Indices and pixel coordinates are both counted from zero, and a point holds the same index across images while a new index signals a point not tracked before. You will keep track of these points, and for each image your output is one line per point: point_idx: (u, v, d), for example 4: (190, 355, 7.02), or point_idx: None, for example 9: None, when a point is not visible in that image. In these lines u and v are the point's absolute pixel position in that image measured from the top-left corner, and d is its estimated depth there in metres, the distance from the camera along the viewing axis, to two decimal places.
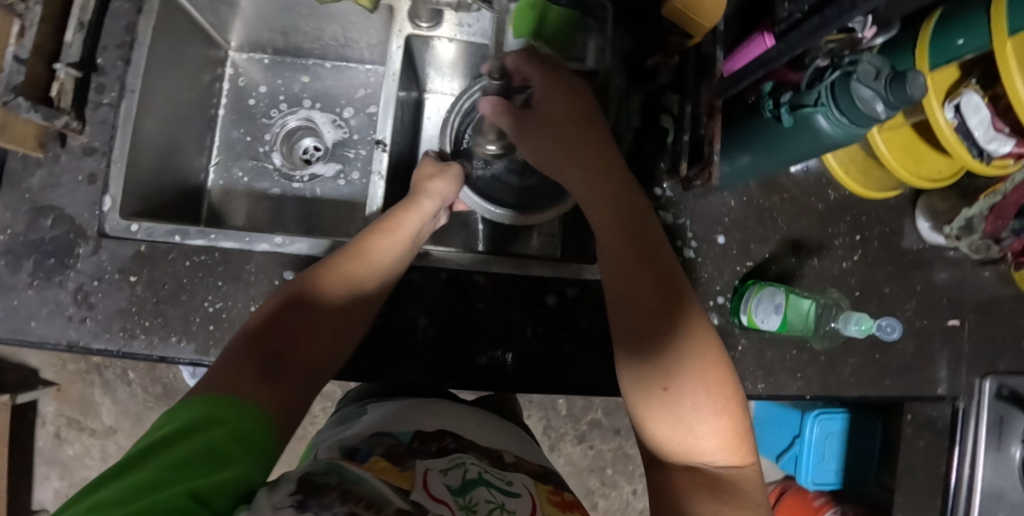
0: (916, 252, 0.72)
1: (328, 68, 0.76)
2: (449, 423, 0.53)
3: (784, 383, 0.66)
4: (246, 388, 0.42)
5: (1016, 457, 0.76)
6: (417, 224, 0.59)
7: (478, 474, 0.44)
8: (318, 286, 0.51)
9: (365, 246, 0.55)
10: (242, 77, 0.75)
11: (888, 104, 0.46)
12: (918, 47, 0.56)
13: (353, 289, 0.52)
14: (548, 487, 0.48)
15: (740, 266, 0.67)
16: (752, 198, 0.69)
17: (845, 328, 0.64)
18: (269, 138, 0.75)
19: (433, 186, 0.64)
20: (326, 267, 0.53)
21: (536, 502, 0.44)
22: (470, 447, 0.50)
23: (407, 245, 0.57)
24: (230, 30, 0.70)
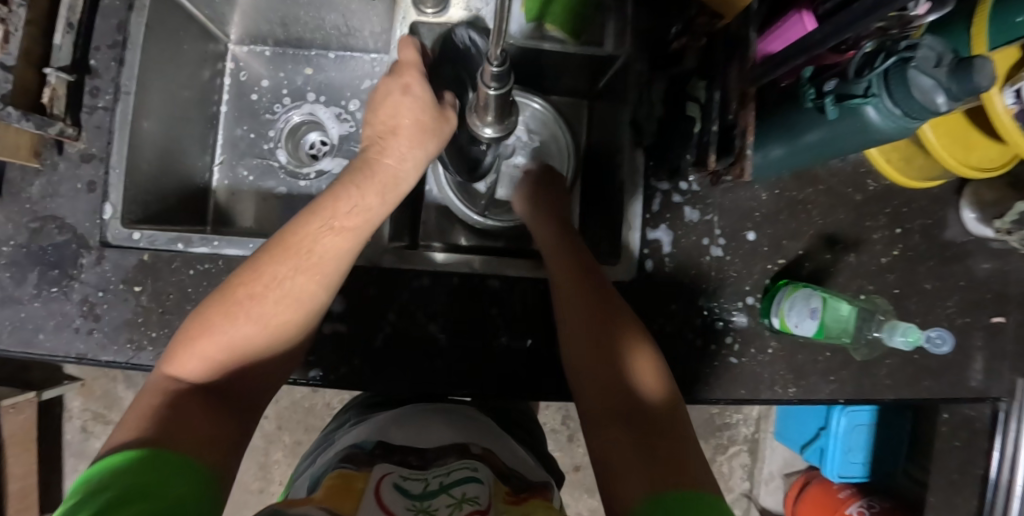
0: (960, 244, 0.67)
1: (332, 58, 0.72)
2: (425, 438, 0.51)
3: (816, 387, 0.63)
4: (184, 438, 0.37)
5: None
6: (378, 204, 0.49)
7: (442, 484, 0.41)
8: (241, 306, 0.43)
9: (295, 243, 0.45)
10: (243, 71, 0.72)
11: (950, 94, 0.42)
12: (976, 25, 0.50)
13: (292, 304, 0.45)
14: (505, 486, 0.44)
15: (771, 265, 0.63)
16: (784, 190, 0.64)
17: (890, 340, 0.60)
18: (273, 135, 0.72)
19: (411, 144, 0.51)
20: (253, 270, 0.45)
21: (493, 493, 0.42)
22: (434, 458, 0.47)
23: (360, 232, 0.47)
24: (228, 22, 0.67)
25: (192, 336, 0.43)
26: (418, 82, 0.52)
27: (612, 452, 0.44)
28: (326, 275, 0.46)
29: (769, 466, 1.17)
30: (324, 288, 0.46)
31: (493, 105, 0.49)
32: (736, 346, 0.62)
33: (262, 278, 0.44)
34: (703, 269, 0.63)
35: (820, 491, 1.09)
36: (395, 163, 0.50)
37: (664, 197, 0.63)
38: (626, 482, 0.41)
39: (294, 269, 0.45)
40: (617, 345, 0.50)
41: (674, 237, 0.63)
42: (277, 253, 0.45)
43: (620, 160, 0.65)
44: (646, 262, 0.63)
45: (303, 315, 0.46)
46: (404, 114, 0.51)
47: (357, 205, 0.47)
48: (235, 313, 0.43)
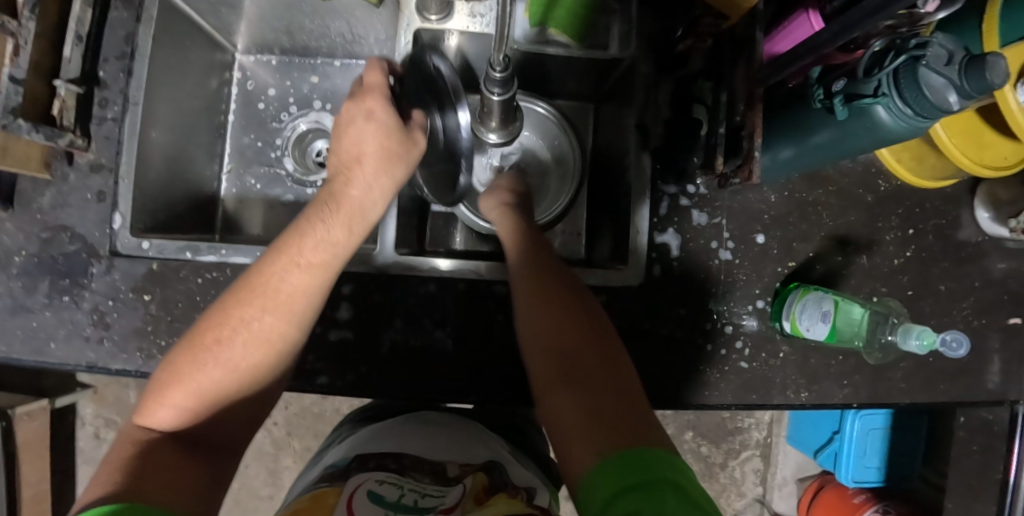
0: (975, 244, 0.66)
1: (337, 66, 0.72)
2: (405, 445, 0.50)
3: (829, 391, 0.62)
4: (153, 485, 0.37)
5: None
6: (346, 237, 0.48)
7: (416, 499, 0.41)
8: (211, 349, 0.44)
9: (261, 278, 0.45)
10: (250, 80, 0.72)
11: (961, 93, 0.41)
12: (986, 21, 0.49)
13: (260, 340, 0.45)
14: (485, 480, 0.45)
15: (781, 267, 0.63)
16: (794, 192, 0.63)
17: (905, 343, 0.57)
18: (280, 143, 0.72)
19: (376, 176, 0.49)
20: (222, 311, 0.45)
21: (466, 490, 0.43)
22: (410, 467, 0.47)
23: (326, 273, 0.47)
24: (235, 32, 0.67)
25: (164, 383, 0.43)
26: (382, 106, 0.50)
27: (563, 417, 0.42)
28: (295, 309, 0.46)
29: (782, 471, 1.15)
30: (297, 326, 0.46)
31: (497, 109, 0.49)
32: (746, 351, 0.61)
33: (230, 319, 0.44)
34: (712, 272, 0.62)
35: (833, 495, 1.08)
36: (360, 194, 0.49)
37: (671, 200, 0.63)
38: (579, 450, 0.40)
39: (262, 309, 0.45)
40: (559, 304, 0.49)
41: (682, 241, 0.62)
42: (242, 296, 0.45)
43: (627, 163, 0.65)
44: (653, 266, 0.62)
45: (270, 356, 0.46)
46: (371, 142, 0.50)
47: (324, 241, 0.47)
48: (203, 356, 0.43)
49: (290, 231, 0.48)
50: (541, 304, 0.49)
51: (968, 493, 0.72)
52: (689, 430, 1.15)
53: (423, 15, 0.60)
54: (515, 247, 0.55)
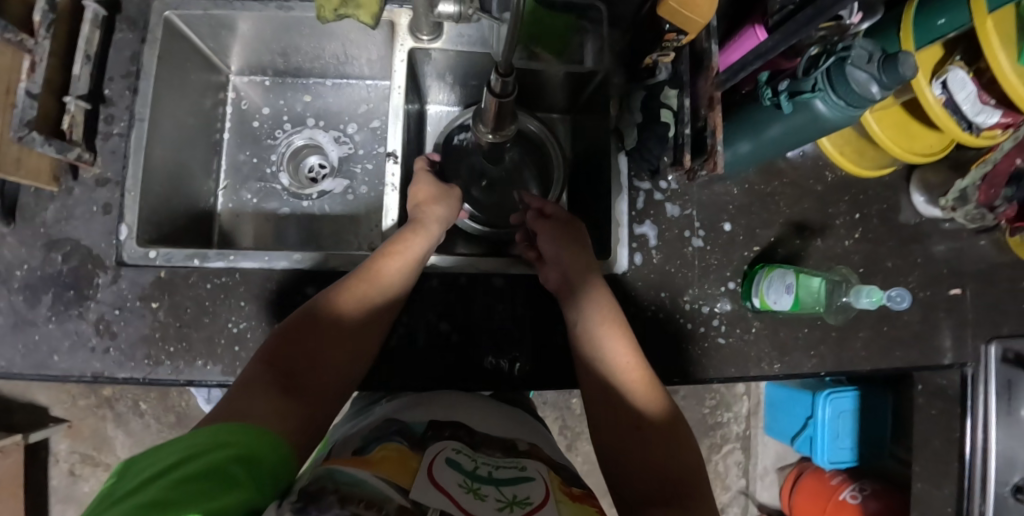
0: (915, 225, 0.74)
1: (329, 86, 0.76)
2: (463, 416, 0.53)
3: (800, 362, 0.68)
4: (264, 423, 0.45)
5: None
6: (423, 246, 0.60)
7: (491, 473, 0.44)
8: (329, 326, 0.53)
9: (375, 277, 0.56)
10: (244, 100, 0.75)
11: (881, 84, 0.48)
12: (903, 28, 0.58)
13: (367, 330, 0.55)
14: (559, 477, 0.48)
15: (748, 252, 0.69)
16: (752, 185, 0.70)
17: (856, 302, 0.64)
18: (275, 159, 0.75)
19: (435, 209, 0.63)
20: (337, 293, 0.55)
21: (548, 484, 0.45)
22: (482, 441, 0.50)
23: (412, 268, 0.58)
24: (231, 55, 0.71)
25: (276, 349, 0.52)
26: (423, 175, 0.66)
27: (642, 496, 0.52)
28: (394, 303, 0.57)
29: (762, 461, 1.20)
30: (388, 316, 0.56)
31: (492, 113, 0.54)
32: (723, 328, 0.67)
33: (349, 307, 0.54)
34: (688, 258, 0.68)
35: (813, 481, 1.12)
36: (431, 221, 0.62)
37: (647, 195, 0.69)
38: None
39: (359, 294, 0.55)
40: (630, 388, 0.57)
41: (659, 231, 0.68)
42: (348, 285, 0.55)
43: (606, 165, 0.71)
44: (635, 255, 0.67)
45: (360, 339, 0.54)
46: (420, 191, 0.64)
47: (409, 248, 0.59)
48: (325, 331, 0.53)
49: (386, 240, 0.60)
50: (616, 400, 0.57)
51: (931, 452, 0.79)
52: None
53: (417, 36, 0.65)
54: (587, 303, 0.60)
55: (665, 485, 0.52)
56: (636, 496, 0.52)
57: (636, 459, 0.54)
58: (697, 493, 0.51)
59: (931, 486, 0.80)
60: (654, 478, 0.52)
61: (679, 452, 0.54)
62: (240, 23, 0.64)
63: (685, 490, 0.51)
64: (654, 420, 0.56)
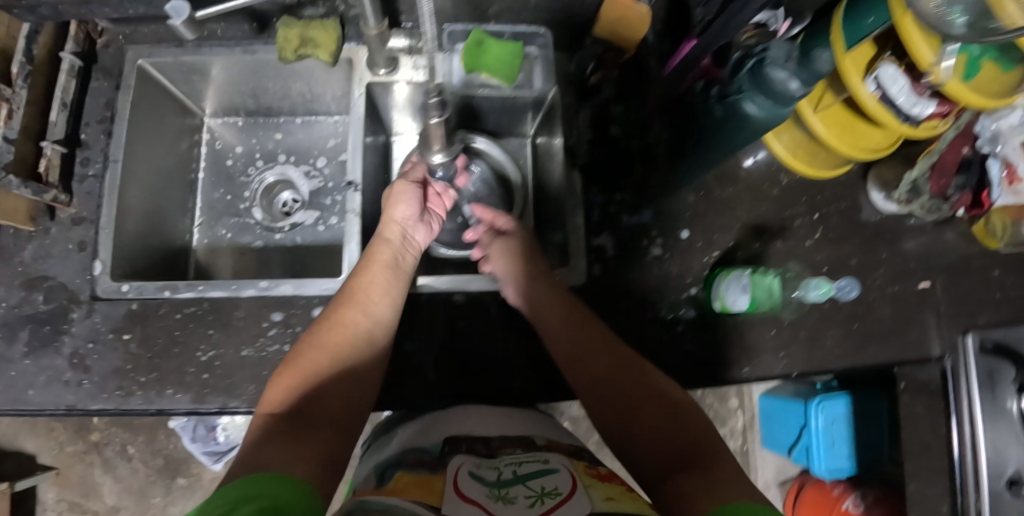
0: (876, 222, 0.75)
1: (299, 123, 0.80)
2: (477, 428, 0.53)
3: (769, 365, 0.67)
4: (278, 455, 0.44)
5: (1013, 409, 0.77)
6: (398, 259, 0.62)
7: (514, 473, 0.44)
8: (319, 350, 0.55)
9: (351, 291, 0.59)
10: (218, 141, 0.79)
11: (801, 79, 0.51)
12: (833, 27, 0.58)
13: (355, 341, 0.56)
14: (582, 463, 0.48)
15: (707, 258, 0.68)
16: (709, 191, 0.71)
17: (806, 294, 0.68)
18: (248, 195, 0.78)
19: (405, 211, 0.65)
20: (322, 323, 0.57)
21: (575, 472, 0.45)
22: (500, 448, 0.49)
23: (392, 280, 0.60)
24: (204, 98, 0.75)
25: (280, 386, 0.52)
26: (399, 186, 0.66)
27: (665, 468, 0.50)
28: (379, 312, 0.58)
29: (763, 476, 1.17)
30: (377, 326, 0.57)
31: (438, 133, 0.60)
32: (688, 334, 0.66)
33: (334, 326, 0.56)
34: (646, 268, 0.67)
35: (816, 495, 1.10)
36: (393, 228, 0.65)
37: (602, 208, 0.68)
38: (698, 498, 0.43)
39: (345, 314, 0.57)
40: (626, 373, 0.57)
41: (616, 242, 0.68)
42: (334, 311, 0.57)
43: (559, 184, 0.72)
44: (594, 267, 0.67)
45: (353, 353, 0.55)
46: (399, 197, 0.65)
47: (375, 259, 0.61)
48: (315, 357, 0.54)
49: (365, 260, 0.62)
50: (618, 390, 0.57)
51: (921, 450, 0.78)
52: None
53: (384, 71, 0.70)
54: (559, 304, 0.62)
55: (683, 454, 0.50)
56: (656, 470, 0.50)
57: (652, 439, 0.53)
58: (718, 454, 0.50)
59: (925, 484, 0.79)
60: (672, 452, 0.51)
61: (689, 424, 0.53)
62: (211, 67, 0.69)
63: (706, 451, 0.50)
64: (661, 397, 0.55)
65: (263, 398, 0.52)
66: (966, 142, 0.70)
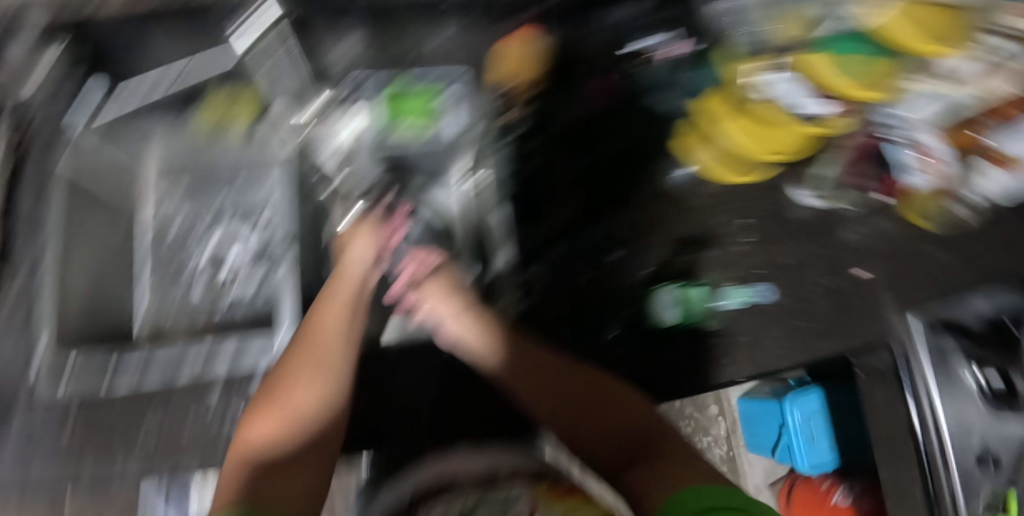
0: (808, 219, 0.78)
1: (240, 181, 0.79)
2: (444, 467, 0.62)
3: (712, 372, 0.72)
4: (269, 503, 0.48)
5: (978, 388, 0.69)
6: (356, 289, 0.64)
7: (474, 502, 0.56)
8: (291, 379, 0.56)
9: (318, 322, 0.60)
10: (162, 203, 0.79)
11: None
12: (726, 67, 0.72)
13: (328, 367, 0.57)
14: (542, 485, 0.58)
15: (642, 272, 0.75)
16: (633, 209, 0.77)
17: (722, 304, 0.73)
18: (194, 260, 0.79)
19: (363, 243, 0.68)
20: (287, 358, 0.58)
21: (534, 497, 0.56)
22: (463, 480, 0.60)
23: (350, 310, 0.62)
24: (146, 161, 0.75)
25: (253, 425, 0.54)
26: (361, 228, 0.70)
27: (626, 459, 0.53)
28: (348, 337, 0.60)
29: (752, 480, 1.12)
30: (347, 351, 0.59)
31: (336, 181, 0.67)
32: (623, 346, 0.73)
33: (305, 355, 0.57)
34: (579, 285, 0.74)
35: (806, 493, 1.08)
36: (353, 264, 0.66)
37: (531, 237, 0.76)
38: (656, 489, 0.47)
39: (309, 346, 0.58)
40: (583, 374, 0.59)
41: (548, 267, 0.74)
42: (298, 345, 0.58)
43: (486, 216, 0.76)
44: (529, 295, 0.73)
45: (322, 377, 0.56)
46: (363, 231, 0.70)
47: (337, 292, 0.63)
48: (292, 385, 0.55)
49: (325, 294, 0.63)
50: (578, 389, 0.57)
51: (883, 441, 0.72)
52: None
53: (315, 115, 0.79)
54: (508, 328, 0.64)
55: (639, 445, 0.53)
56: (615, 464, 0.53)
57: (614, 431, 0.54)
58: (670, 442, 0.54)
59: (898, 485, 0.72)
60: (630, 445, 0.53)
61: (643, 418, 0.56)
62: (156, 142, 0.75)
63: (660, 444, 0.53)
64: (617, 394, 0.58)
65: (238, 438, 0.54)
66: (870, 131, 0.71)
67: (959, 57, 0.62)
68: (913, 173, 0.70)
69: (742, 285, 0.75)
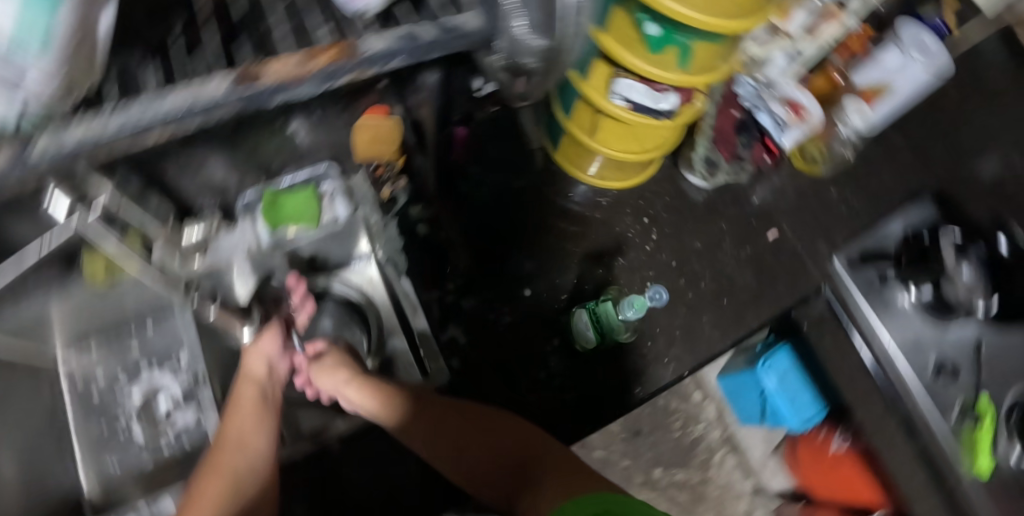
0: (703, 200, 0.82)
1: (151, 326, 0.78)
2: None
3: (657, 373, 0.77)
4: None
5: (931, 301, 0.68)
6: (261, 395, 0.60)
7: None
8: (201, 501, 0.51)
9: (225, 435, 0.56)
10: (77, 372, 0.76)
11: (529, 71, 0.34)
12: (593, 70, 0.65)
13: (239, 481, 0.52)
14: None
15: (561, 301, 0.78)
16: (538, 241, 0.80)
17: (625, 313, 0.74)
18: (123, 418, 0.76)
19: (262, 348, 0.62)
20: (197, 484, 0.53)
21: None
22: None
23: (260, 416, 0.58)
24: (49, 338, 0.72)
25: None
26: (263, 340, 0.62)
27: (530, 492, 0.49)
28: (255, 445, 0.55)
29: None
30: (263, 460, 0.55)
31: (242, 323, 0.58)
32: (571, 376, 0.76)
33: (213, 474, 0.53)
34: (506, 330, 0.77)
35: None
36: (256, 363, 0.61)
37: (443, 301, 0.76)
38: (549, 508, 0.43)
39: (221, 463, 0.53)
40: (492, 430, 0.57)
41: (466, 326, 0.76)
42: (206, 468, 0.53)
43: (396, 292, 0.72)
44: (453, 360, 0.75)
45: (238, 495, 0.52)
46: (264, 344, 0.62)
47: (241, 401, 0.58)
48: (197, 508, 0.50)
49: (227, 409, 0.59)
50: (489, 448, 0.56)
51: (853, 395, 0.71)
52: None
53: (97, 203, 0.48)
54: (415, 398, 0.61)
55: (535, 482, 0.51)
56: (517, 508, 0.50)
57: (521, 478, 0.52)
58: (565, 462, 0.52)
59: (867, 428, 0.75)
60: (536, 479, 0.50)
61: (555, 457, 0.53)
62: (50, 316, 0.68)
63: (569, 472, 0.50)
64: (527, 442, 0.55)
65: None
66: (734, 104, 0.74)
67: (796, 12, 0.66)
68: (789, 128, 0.71)
69: (639, 293, 0.76)
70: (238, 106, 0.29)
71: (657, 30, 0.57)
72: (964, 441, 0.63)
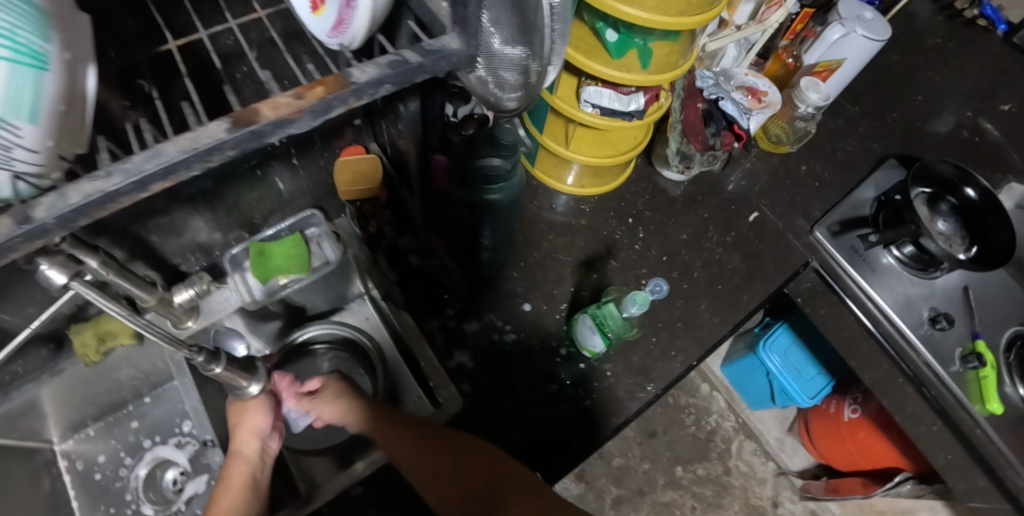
0: (682, 193, 0.83)
1: (149, 400, 0.77)
2: None
3: (668, 370, 0.69)
4: None
5: (908, 253, 0.72)
6: (246, 471, 0.57)
7: None
8: None
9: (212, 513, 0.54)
10: (78, 460, 0.74)
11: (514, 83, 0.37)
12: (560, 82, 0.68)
13: None
14: None
15: (560, 314, 0.72)
16: (527, 257, 0.76)
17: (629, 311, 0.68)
18: (132, 497, 0.73)
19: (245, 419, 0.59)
20: None
21: None
22: None
23: (245, 494, 0.55)
24: (44, 430, 0.70)
25: None
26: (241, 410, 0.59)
27: None
28: None
29: (771, 434, 1.17)
30: None
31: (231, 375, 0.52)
32: (582, 390, 0.67)
33: None
34: (506, 349, 0.69)
35: (822, 421, 1.03)
36: (247, 443, 0.58)
37: (441, 327, 0.69)
38: None
39: None
40: (475, 464, 0.54)
41: (471, 353, 0.68)
42: None
43: (396, 326, 0.72)
44: (463, 385, 0.66)
45: None
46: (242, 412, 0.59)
47: (231, 483, 0.56)
48: None
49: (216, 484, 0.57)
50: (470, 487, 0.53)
51: (856, 360, 0.73)
52: (677, 464, 1.15)
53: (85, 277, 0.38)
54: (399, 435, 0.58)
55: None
56: None
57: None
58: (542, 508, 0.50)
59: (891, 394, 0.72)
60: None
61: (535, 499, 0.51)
62: (42, 404, 0.67)
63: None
64: (509, 477, 0.53)
65: None
66: (698, 98, 0.76)
67: (742, 6, 0.71)
68: (752, 113, 0.77)
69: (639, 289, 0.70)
70: (238, 148, 0.28)
71: (613, 37, 0.60)
72: (973, 385, 0.67)
